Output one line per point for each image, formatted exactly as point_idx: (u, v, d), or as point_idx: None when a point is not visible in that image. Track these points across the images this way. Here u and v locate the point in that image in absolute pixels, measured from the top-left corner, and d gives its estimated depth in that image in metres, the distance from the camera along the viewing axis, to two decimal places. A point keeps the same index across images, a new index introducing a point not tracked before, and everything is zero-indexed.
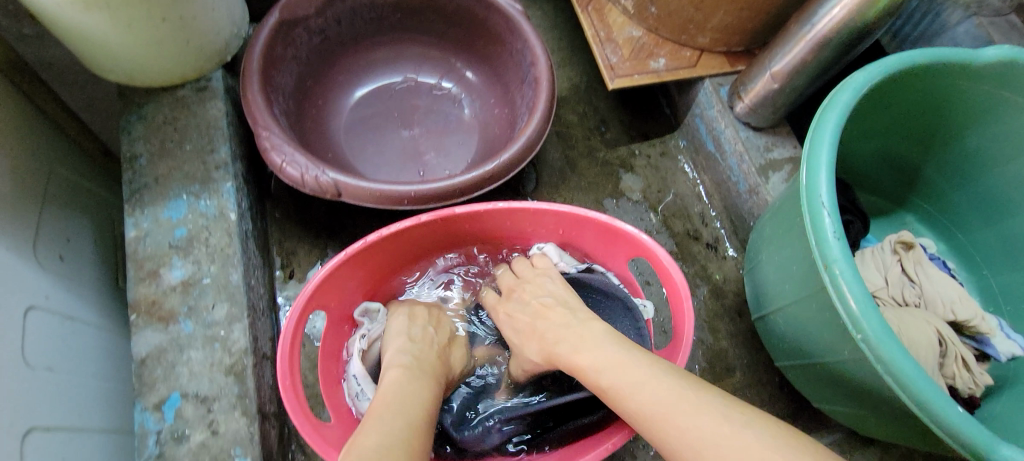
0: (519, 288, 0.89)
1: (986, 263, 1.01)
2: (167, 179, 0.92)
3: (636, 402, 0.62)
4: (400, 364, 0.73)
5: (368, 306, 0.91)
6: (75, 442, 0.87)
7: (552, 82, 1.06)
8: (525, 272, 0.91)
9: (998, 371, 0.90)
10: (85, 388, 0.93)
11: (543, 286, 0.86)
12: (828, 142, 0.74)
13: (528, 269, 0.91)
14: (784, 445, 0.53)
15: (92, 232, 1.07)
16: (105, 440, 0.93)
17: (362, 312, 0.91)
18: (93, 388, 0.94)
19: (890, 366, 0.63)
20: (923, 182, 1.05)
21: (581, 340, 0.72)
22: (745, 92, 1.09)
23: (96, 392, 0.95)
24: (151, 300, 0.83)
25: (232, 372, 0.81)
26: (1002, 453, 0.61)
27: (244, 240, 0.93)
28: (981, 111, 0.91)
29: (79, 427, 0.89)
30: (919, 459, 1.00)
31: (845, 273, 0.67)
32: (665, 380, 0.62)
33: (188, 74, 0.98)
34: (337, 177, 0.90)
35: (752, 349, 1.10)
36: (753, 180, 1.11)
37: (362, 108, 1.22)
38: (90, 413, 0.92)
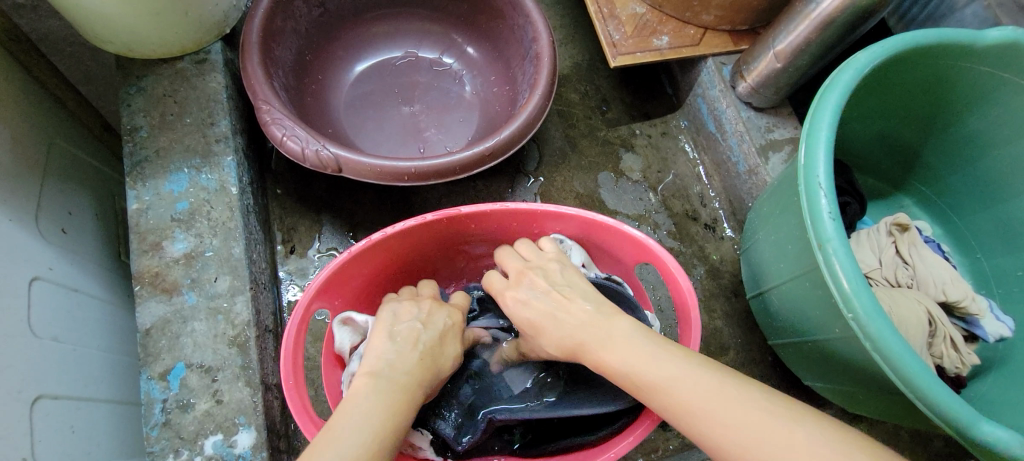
0: (530, 274, 0.74)
1: (980, 247, 1.03)
2: (168, 152, 0.92)
3: (665, 395, 0.56)
4: (368, 371, 0.61)
5: (351, 316, 0.82)
6: (84, 411, 0.89)
7: (554, 59, 1.05)
8: (534, 254, 0.79)
9: (987, 352, 0.93)
10: (90, 358, 0.95)
11: (557, 274, 0.73)
12: (828, 122, 0.74)
13: (538, 252, 0.79)
14: (842, 442, 0.48)
15: (92, 207, 1.08)
16: (111, 409, 0.95)
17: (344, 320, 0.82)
18: (99, 359, 0.96)
19: (879, 344, 0.64)
20: (921, 165, 1.05)
21: (606, 336, 0.62)
22: (748, 71, 1.08)
23: (101, 363, 0.97)
24: (154, 272, 0.84)
25: (235, 344, 0.82)
26: (983, 429, 0.63)
27: (245, 214, 0.93)
28: (981, 93, 0.91)
29: (86, 397, 0.91)
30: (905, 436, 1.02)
31: (839, 253, 0.68)
32: (699, 371, 0.56)
33: (188, 46, 0.97)
34: (338, 152, 0.90)
35: (747, 328, 1.12)
36: (752, 161, 1.11)
37: (363, 83, 1.21)
38: (97, 383, 0.94)
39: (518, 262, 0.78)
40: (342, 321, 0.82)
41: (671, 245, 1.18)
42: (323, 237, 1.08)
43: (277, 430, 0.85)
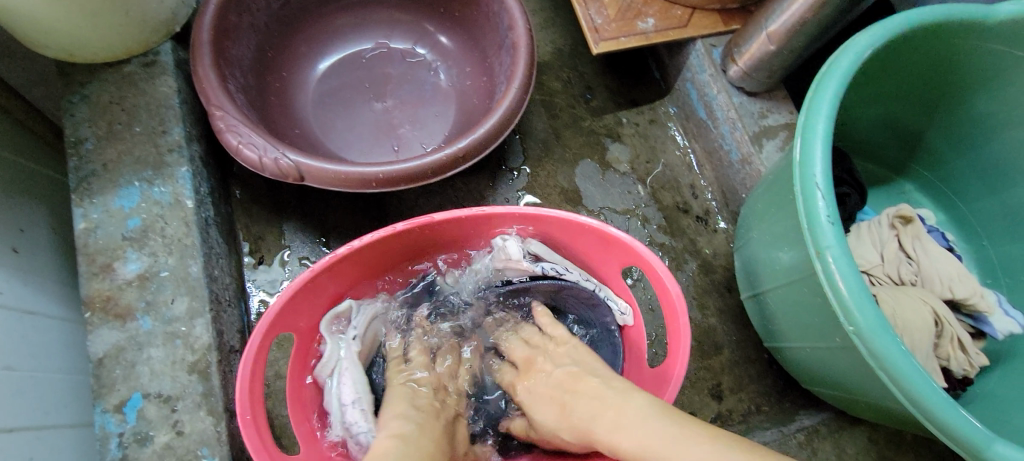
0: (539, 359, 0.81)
1: (987, 234, 0.97)
2: (116, 164, 0.85)
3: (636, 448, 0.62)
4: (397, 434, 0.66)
5: (338, 311, 0.83)
6: (50, 441, 0.79)
7: (531, 49, 0.98)
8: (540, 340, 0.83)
9: (992, 347, 0.88)
10: (50, 383, 0.83)
11: (565, 353, 0.79)
12: (825, 113, 0.68)
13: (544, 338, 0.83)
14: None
15: (49, 220, 0.94)
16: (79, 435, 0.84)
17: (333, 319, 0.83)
18: (62, 382, 0.85)
19: (883, 362, 0.60)
20: (924, 149, 0.99)
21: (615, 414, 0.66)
22: (739, 54, 1.01)
23: (69, 386, 0.86)
24: (106, 296, 0.79)
25: (195, 370, 0.77)
26: (997, 451, 0.58)
27: (204, 228, 0.88)
28: (990, 73, 0.85)
29: (47, 425, 0.79)
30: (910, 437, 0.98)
31: (839, 261, 0.62)
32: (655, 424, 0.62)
33: (134, 47, 0.90)
34: (298, 160, 0.84)
35: (742, 326, 1.07)
36: (745, 149, 1.05)
37: (329, 79, 1.14)
38: (60, 407, 0.83)
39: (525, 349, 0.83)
40: (331, 320, 0.83)
41: (661, 240, 1.12)
42: (293, 246, 1.03)
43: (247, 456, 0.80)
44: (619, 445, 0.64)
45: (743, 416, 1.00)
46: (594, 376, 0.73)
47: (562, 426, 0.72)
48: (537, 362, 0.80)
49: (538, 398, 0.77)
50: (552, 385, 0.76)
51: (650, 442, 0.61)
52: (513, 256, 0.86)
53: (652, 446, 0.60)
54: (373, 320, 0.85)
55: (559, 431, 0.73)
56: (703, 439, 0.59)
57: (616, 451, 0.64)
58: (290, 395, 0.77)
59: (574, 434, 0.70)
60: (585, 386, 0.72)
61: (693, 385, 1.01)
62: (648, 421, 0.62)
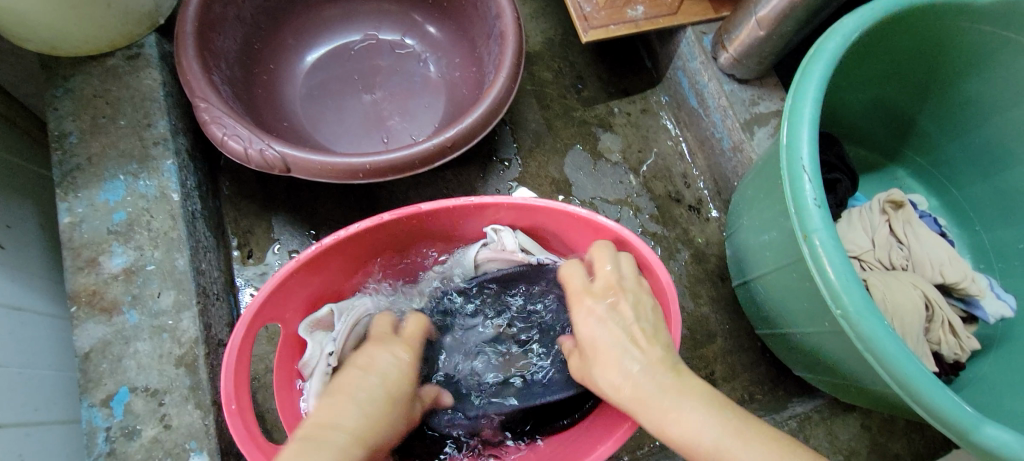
0: (620, 286, 0.68)
1: (980, 219, 0.96)
2: (101, 158, 0.84)
3: (687, 432, 0.54)
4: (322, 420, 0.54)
5: (318, 316, 0.82)
6: (41, 437, 0.75)
7: (520, 38, 0.97)
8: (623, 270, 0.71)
9: (984, 332, 0.88)
10: (42, 381, 0.79)
11: (643, 301, 0.67)
12: (812, 96, 0.68)
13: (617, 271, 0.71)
14: None
15: (38, 216, 0.90)
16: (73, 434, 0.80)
17: (312, 326, 0.82)
18: (54, 380, 0.81)
19: (870, 344, 0.59)
20: (916, 134, 0.99)
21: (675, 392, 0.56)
22: (729, 41, 1.00)
23: (61, 384, 0.82)
24: (92, 290, 0.78)
25: (183, 363, 0.77)
26: (986, 432, 0.58)
27: (190, 221, 0.87)
28: (981, 56, 0.84)
29: (38, 422, 0.76)
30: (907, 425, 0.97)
31: (826, 244, 0.62)
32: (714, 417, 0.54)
33: (117, 40, 0.89)
34: (284, 151, 0.83)
35: (734, 314, 1.07)
36: (736, 137, 1.04)
37: (317, 71, 1.13)
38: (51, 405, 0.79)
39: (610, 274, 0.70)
40: (310, 323, 0.82)
41: (654, 230, 1.12)
42: (282, 239, 1.02)
43: (236, 450, 0.80)
44: (660, 426, 0.56)
45: (736, 405, 1.00)
46: (664, 346, 0.62)
47: (606, 371, 0.61)
48: (617, 303, 0.66)
49: (607, 333, 0.64)
50: (625, 328, 0.63)
51: (707, 436, 0.53)
52: (508, 247, 0.86)
53: (709, 440, 0.53)
54: (360, 322, 0.82)
55: (599, 372, 0.63)
56: (771, 453, 0.51)
57: (657, 428, 0.56)
58: (275, 387, 0.77)
59: (615, 386, 0.60)
60: (650, 352, 0.60)
61: None
62: (712, 413, 0.54)
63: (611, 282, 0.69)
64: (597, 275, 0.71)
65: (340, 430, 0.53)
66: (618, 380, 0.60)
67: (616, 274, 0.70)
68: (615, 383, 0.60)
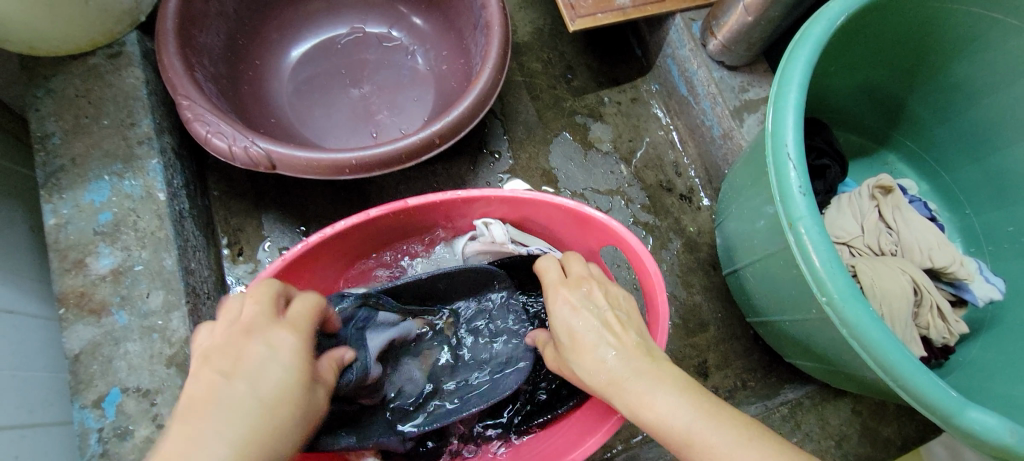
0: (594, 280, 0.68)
1: (970, 203, 0.96)
2: (85, 158, 0.84)
3: (654, 415, 0.55)
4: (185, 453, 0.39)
5: None
6: (37, 439, 0.74)
7: (505, 28, 0.96)
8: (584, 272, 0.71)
9: (974, 315, 0.88)
10: (36, 384, 0.78)
11: (617, 297, 0.67)
12: (798, 82, 0.68)
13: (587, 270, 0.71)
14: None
15: (28, 220, 0.88)
16: (70, 436, 0.80)
17: None
18: (48, 384, 0.80)
19: (855, 331, 0.60)
20: (905, 118, 0.98)
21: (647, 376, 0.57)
22: (718, 27, 0.99)
23: (58, 385, 0.81)
24: (80, 291, 0.78)
25: (173, 363, 0.77)
26: (969, 416, 0.58)
27: (177, 220, 0.87)
28: (968, 39, 0.84)
29: (33, 424, 0.75)
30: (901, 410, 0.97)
31: (810, 232, 0.62)
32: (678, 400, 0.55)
33: (98, 39, 0.88)
34: (269, 148, 0.83)
35: (727, 302, 1.07)
36: (727, 124, 1.03)
37: (303, 66, 1.11)
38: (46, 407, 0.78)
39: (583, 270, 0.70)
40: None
41: (645, 220, 1.11)
42: (273, 236, 1.02)
43: None
44: (631, 408, 0.57)
45: (730, 393, 1.00)
46: (637, 330, 0.62)
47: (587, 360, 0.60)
48: (592, 292, 0.66)
49: (580, 322, 0.63)
50: (599, 314, 0.63)
51: (678, 420, 0.54)
52: (497, 239, 0.86)
53: (677, 422, 0.54)
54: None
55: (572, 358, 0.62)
56: (737, 437, 0.52)
57: (629, 409, 0.57)
58: None
59: (587, 370, 0.60)
60: (621, 338, 0.61)
61: (679, 363, 1.01)
62: (682, 397, 0.55)
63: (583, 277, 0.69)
64: (570, 273, 0.71)
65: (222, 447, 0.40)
66: (586, 364, 0.60)
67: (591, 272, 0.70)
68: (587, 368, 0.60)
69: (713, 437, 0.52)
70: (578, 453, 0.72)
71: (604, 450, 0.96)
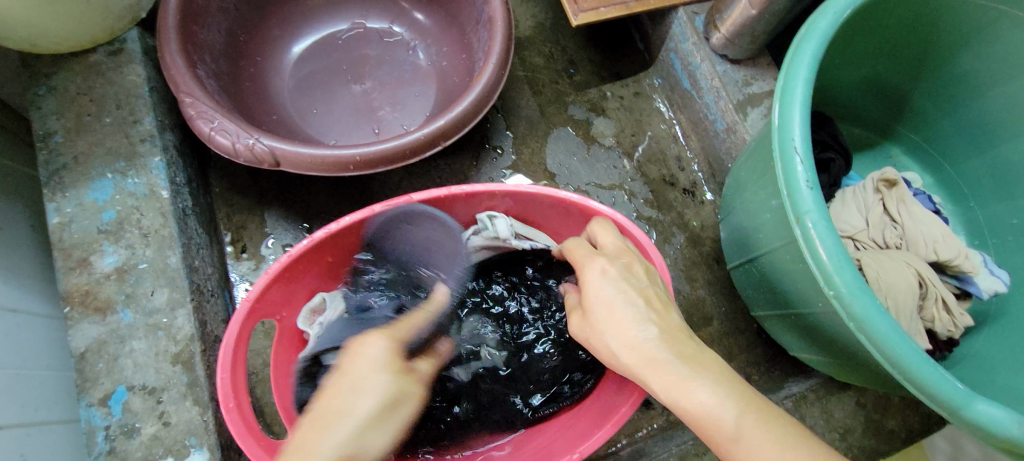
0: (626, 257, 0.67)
1: (973, 196, 0.96)
2: (88, 157, 0.83)
3: (699, 404, 0.54)
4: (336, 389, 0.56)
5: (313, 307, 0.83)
6: (41, 437, 0.74)
7: (508, 23, 0.95)
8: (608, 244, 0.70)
9: (978, 308, 0.88)
10: (41, 382, 0.78)
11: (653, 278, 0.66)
12: (804, 75, 0.67)
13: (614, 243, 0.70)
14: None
15: (31, 218, 0.88)
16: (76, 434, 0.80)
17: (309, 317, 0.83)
18: (54, 382, 0.80)
19: (863, 324, 0.60)
20: (910, 110, 0.98)
21: (696, 363, 0.57)
22: (721, 21, 0.99)
23: (63, 384, 0.81)
24: (85, 290, 0.78)
25: (179, 361, 0.77)
26: (976, 408, 0.58)
27: (181, 218, 0.86)
28: (973, 31, 0.83)
29: (39, 422, 0.75)
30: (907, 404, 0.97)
31: (817, 225, 0.62)
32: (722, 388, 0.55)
33: (99, 35, 0.87)
34: (272, 145, 0.83)
35: (731, 296, 1.07)
36: (730, 118, 1.03)
37: (305, 62, 1.11)
38: (51, 404, 0.78)
39: (615, 242, 0.70)
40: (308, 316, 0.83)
41: (649, 214, 1.11)
42: (276, 233, 1.02)
43: (236, 446, 0.80)
44: (676, 394, 0.55)
45: None
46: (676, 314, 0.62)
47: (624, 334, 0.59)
48: (630, 265, 0.66)
49: (630, 295, 0.61)
50: (638, 288, 0.62)
51: (726, 414, 0.54)
52: (502, 235, 0.86)
53: (723, 417, 0.54)
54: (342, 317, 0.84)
55: (616, 335, 0.60)
56: (781, 434, 0.53)
57: (675, 392, 0.56)
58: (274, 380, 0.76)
59: (637, 341, 0.59)
60: (662, 314, 0.61)
61: None
62: (730, 391, 0.55)
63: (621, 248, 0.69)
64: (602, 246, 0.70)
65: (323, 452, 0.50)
66: (635, 338, 0.59)
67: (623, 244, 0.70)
68: (637, 346, 0.58)
69: (759, 436, 0.52)
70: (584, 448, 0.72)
71: (607, 445, 0.96)
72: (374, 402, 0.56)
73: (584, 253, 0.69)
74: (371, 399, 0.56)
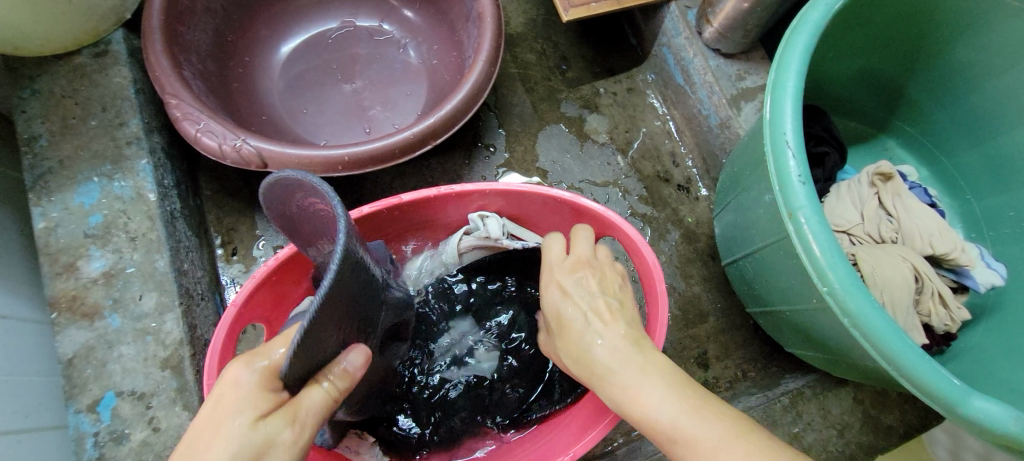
0: (589, 264, 0.66)
1: (970, 188, 0.95)
2: (74, 160, 0.82)
3: (636, 407, 0.56)
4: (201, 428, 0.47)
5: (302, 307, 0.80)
6: (30, 444, 0.73)
7: (498, 20, 0.94)
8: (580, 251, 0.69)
9: (975, 301, 0.88)
10: (29, 389, 0.77)
11: (612, 286, 0.65)
12: (795, 68, 0.66)
13: (585, 250, 0.69)
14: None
15: (18, 224, 0.87)
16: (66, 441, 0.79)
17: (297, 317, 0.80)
18: (44, 389, 0.79)
19: (857, 320, 0.59)
20: (905, 103, 0.97)
21: (634, 365, 0.57)
22: (713, 14, 0.97)
23: (53, 390, 0.81)
24: (72, 295, 0.77)
25: (168, 365, 0.76)
26: (973, 404, 0.58)
27: (169, 221, 0.86)
28: (967, 22, 0.82)
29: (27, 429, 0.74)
30: (905, 399, 0.96)
31: (810, 221, 0.61)
32: (657, 389, 0.55)
33: (83, 37, 0.86)
34: (259, 146, 0.82)
35: (726, 292, 1.06)
36: (723, 113, 1.02)
37: (294, 62, 1.10)
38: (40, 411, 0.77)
39: (584, 250, 0.68)
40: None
41: (643, 211, 1.10)
42: (267, 235, 1.01)
43: None
44: (626, 395, 0.57)
45: (730, 383, 1.00)
46: (628, 319, 0.62)
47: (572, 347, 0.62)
48: (585, 278, 0.65)
49: (585, 311, 0.62)
50: (591, 301, 0.63)
51: (661, 414, 0.54)
52: (493, 235, 0.84)
53: (660, 414, 0.54)
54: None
55: (576, 347, 0.62)
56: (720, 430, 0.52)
57: (617, 396, 0.57)
58: None
59: (602, 352, 0.59)
60: (614, 324, 0.61)
61: (678, 355, 1.01)
62: (668, 391, 0.55)
63: (582, 258, 0.67)
64: (573, 253, 0.69)
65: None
66: (596, 349, 0.60)
67: (590, 254, 0.68)
68: (598, 355, 0.59)
69: (698, 431, 0.53)
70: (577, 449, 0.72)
71: (603, 444, 0.95)
72: (226, 454, 0.46)
73: (552, 265, 0.68)
74: (222, 452, 0.46)
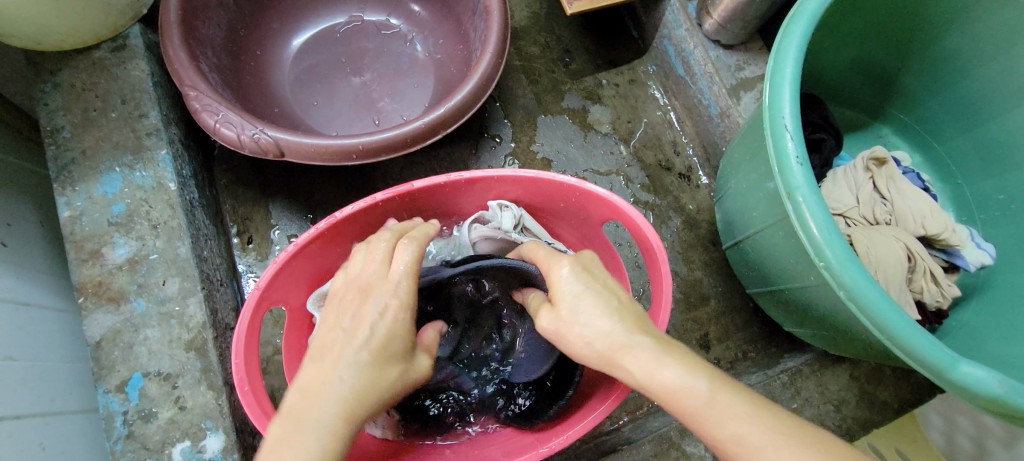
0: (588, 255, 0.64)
1: (961, 173, 0.99)
2: (96, 151, 0.85)
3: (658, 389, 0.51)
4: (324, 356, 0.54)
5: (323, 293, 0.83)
6: (59, 426, 0.76)
7: (504, 12, 0.97)
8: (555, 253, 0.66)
9: (966, 280, 0.92)
10: (57, 373, 0.80)
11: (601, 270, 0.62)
12: (793, 55, 0.69)
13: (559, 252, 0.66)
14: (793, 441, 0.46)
15: (40, 215, 0.89)
16: (92, 423, 0.82)
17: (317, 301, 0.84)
18: (69, 373, 0.81)
19: (853, 292, 0.62)
20: (899, 91, 1.00)
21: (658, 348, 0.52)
22: (713, 7, 1.00)
23: (78, 375, 0.83)
24: (97, 280, 0.80)
25: (192, 347, 0.79)
26: (961, 370, 0.61)
27: (189, 210, 0.88)
28: (959, 10, 0.85)
29: (54, 412, 0.76)
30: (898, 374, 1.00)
31: (808, 201, 0.65)
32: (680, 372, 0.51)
33: (102, 32, 0.89)
34: (276, 136, 0.84)
35: (727, 276, 1.10)
36: (723, 102, 1.05)
37: (304, 56, 1.12)
38: (66, 394, 0.80)
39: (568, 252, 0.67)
40: (316, 299, 0.83)
41: (646, 199, 1.14)
42: (281, 224, 1.04)
43: (250, 429, 0.83)
44: (641, 376, 0.51)
45: (731, 363, 1.04)
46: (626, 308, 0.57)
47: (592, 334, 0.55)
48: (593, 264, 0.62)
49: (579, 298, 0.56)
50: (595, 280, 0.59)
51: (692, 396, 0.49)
52: (504, 227, 0.87)
53: (693, 394, 0.49)
54: None
55: (578, 341, 0.56)
56: (754, 408, 0.48)
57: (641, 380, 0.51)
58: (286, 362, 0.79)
59: (594, 335, 0.54)
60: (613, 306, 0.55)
61: (681, 337, 1.04)
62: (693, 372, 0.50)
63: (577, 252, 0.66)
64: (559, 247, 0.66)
65: (331, 409, 0.49)
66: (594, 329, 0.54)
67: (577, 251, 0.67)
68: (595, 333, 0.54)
69: (733, 410, 0.48)
70: (569, 434, 0.73)
71: (610, 422, 0.99)
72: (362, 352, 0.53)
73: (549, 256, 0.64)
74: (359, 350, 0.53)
